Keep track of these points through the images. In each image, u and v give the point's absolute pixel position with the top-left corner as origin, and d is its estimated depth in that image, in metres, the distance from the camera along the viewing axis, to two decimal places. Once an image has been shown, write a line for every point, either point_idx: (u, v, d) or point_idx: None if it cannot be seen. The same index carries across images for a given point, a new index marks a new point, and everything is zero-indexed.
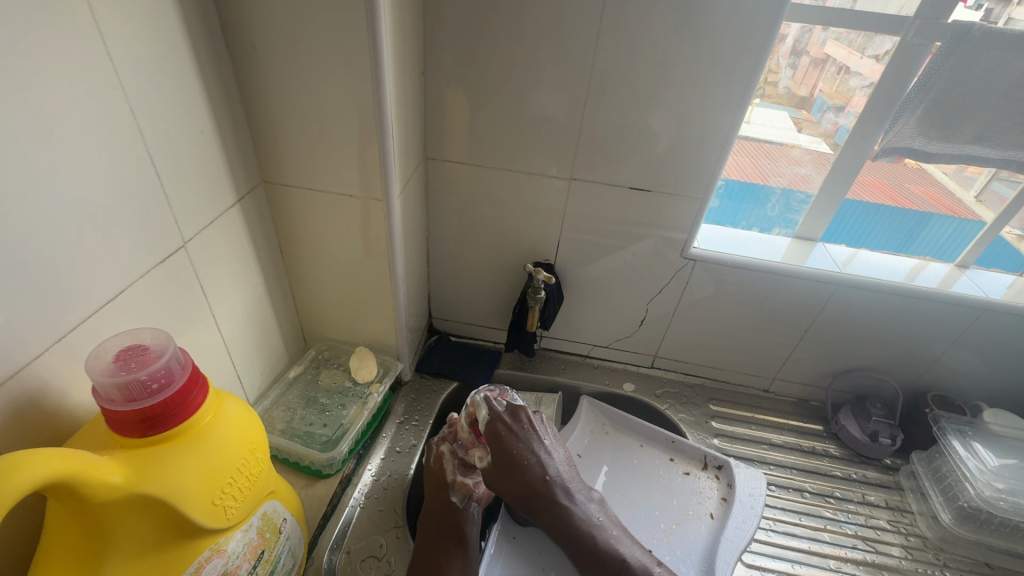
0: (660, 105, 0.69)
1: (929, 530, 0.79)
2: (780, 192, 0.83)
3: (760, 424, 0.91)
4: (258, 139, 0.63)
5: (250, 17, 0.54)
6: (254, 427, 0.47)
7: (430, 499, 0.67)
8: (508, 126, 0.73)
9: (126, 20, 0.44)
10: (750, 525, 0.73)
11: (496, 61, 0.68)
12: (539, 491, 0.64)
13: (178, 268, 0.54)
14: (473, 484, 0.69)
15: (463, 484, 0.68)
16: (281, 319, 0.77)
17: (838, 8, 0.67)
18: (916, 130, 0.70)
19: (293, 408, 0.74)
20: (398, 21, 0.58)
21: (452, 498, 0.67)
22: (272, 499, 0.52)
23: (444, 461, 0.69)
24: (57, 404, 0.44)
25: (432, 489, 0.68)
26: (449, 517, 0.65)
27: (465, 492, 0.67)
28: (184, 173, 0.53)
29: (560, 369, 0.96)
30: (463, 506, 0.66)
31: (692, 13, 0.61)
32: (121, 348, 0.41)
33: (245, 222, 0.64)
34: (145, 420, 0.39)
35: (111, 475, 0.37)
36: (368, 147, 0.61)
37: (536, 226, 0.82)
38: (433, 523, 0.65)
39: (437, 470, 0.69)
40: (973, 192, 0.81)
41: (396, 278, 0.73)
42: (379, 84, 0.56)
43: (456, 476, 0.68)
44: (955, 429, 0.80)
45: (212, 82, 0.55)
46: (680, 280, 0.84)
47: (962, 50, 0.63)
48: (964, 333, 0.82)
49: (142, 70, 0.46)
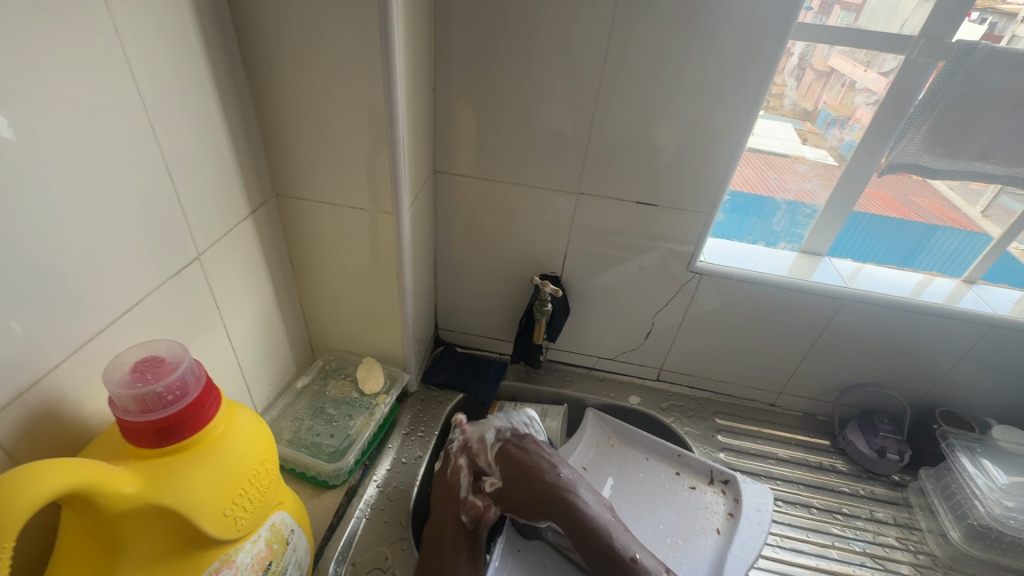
0: (666, 121, 0.69)
1: (938, 548, 0.78)
2: (786, 206, 0.84)
3: (766, 438, 0.91)
4: (271, 153, 0.64)
5: (266, 35, 0.55)
6: (265, 438, 0.48)
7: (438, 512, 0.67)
8: (516, 139, 0.74)
9: (147, 38, 0.45)
10: (757, 541, 0.72)
11: (505, 76, 0.70)
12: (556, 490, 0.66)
13: (192, 279, 0.55)
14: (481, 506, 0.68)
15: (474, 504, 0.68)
16: (290, 329, 0.77)
17: (843, 25, 0.68)
18: (922, 146, 0.71)
19: (301, 418, 0.75)
20: (410, 38, 0.59)
21: (463, 518, 0.66)
22: (280, 510, 0.52)
23: (461, 474, 0.70)
24: (72, 414, 0.45)
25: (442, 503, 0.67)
26: (460, 535, 0.65)
27: (475, 513, 0.67)
28: (199, 186, 0.54)
29: (565, 381, 0.96)
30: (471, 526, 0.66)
31: (698, 32, 0.63)
32: (137, 359, 0.42)
33: (257, 235, 0.65)
34: (159, 430, 0.39)
35: (126, 485, 0.37)
36: (379, 160, 0.62)
37: (543, 239, 0.83)
38: (444, 539, 0.64)
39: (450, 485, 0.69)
40: (980, 207, 0.81)
41: (404, 289, 0.74)
42: (391, 100, 0.57)
43: (469, 494, 0.68)
44: (964, 446, 0.80)
45: (228, 97, 0.56)
46: (686, 293, 0.85)
47: (967, 68, 0.64)
48: (972, 348, 0.82)
49: (161, 86, 0.47)
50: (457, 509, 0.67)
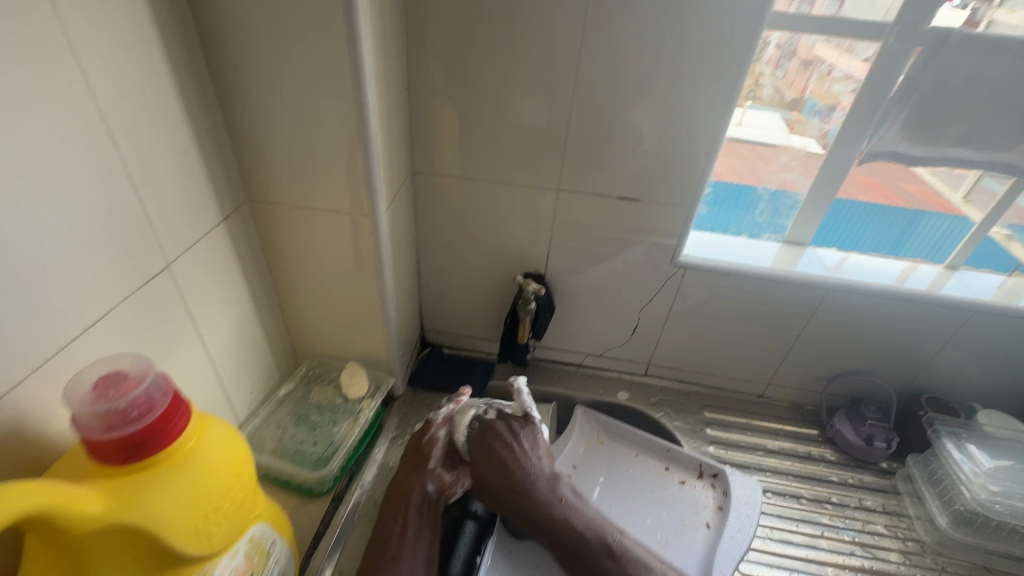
0: (644, 114, 0.69)
1: (926, 534, 0.78)
2: (768, 197, 0.84)
3: (755, 430, 0.91)
4: (243, 158, 0.63)
5: (231, 37, 0.54)
6: (239, 451, 0.46)
7: (407, 478, 0.66)
8: (494, 137, 0.73)
9: (102, 41, 0.43)
10: (746, 535, 0.71)
11: (481, 73, 0.68)
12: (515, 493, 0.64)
13: (161, 290, 0.54)
14: (446, 479, 0.68)
15: (439, 475, 0.68)
16: (271, 336, 0.76)
17: (826, 14, 0.67)
18: (900, 134, 0.70)
19: (284, 426, 0.74)
20: (379, 37, 0.58)
21: (428, 488, 0.66)
22: (260, 522, 0.51)
23: (435, 449, 0.68)
24: (37, 433, 0.44)
25: (406, 472, 0.67)
26: (422, 503, 0.65)
27: (439, 486, 0.67)
28: (165, 194, 0.53)
29: (553, 379, 0.96)
30: (433, 497, 0.66)
31: (673, 23, 0.62)
32: (99, 375, 0.40)
33: (231, 241, 0.64)
34: (125, 447, 0.38)
35: (90, 505, 0.36)
36: (353, 162, 0.61)
37: (524, 236, 0.82)
38: (405, 510, 0.64)
39: (423, 453, 0.68)
40: (962, 192, 0.82)
41: (385, 292, 0.73)
42: (361, 102, 0.56)
43: (438, 466, 0.68)
44: (949, 432, 0.80)
45: (194, 103, 0.55)
46: (672, 286, 0.84)
47: (942, 54, 0.64)
48: (956, 334, 0.82)
49: (119, 93, 0.46)
50: (420, 481, 0.66)
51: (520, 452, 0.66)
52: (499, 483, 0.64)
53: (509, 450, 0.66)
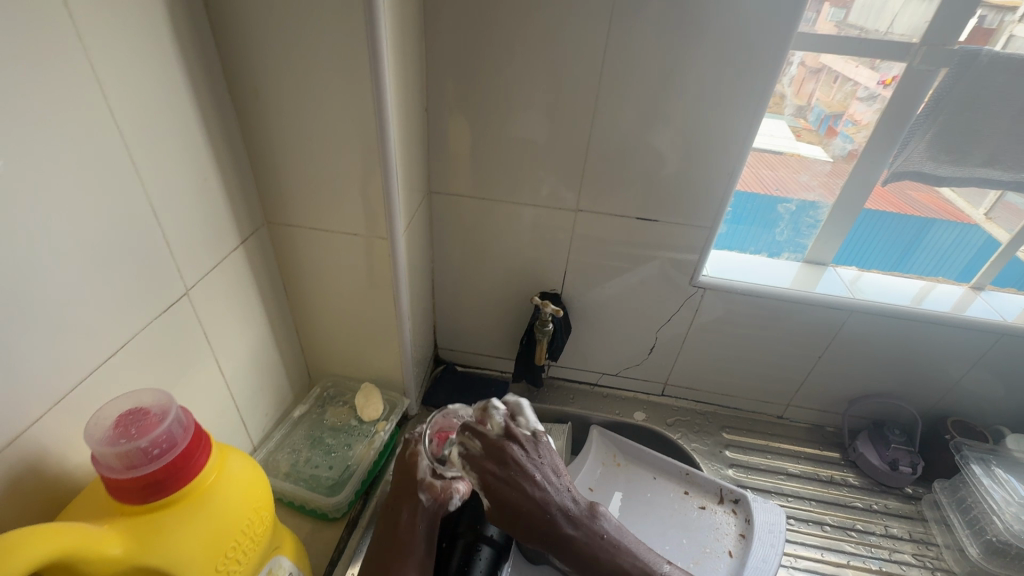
0: (666, 134, 0.68)
1: (957, 564, 0.76)
2: (788, 216, 0.82)
3: (776, 453, 0.89)
4: (261, 180, 0.62)
5: (251, 62, 0.54)
6: (258, 485, 0.45)
7: (399, 491, 0.64)
8: (511, 157, 0.73)
9: (127, 72, 0.43)
10: (771, 564, 0.70)
11: (499, 93, 0.68)
12: (545, 521, 0.57)
13: (180, 317, 0.53)
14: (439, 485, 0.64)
15: (432, 484, 0.63)
16: (286, 356, 0.76)
17: (845, 37, 0.66)
18: (926, 153, 0.69)
19: (298, 450, 0.73)
20: (400, 60, 0.57)
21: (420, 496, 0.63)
22: (279, 554, 0.50)
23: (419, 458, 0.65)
24: (55, 467, 0.43)
25: (399, 484, 0.65)
26: (412, 514, 0.62)
27: (432, 493, 0.63)
28: (185, 220, 0.52)
29: (568, 399, 0.95)
30: (426, 506, 0.62)
31: (695, 45, 0.61)
32: (121, 412, 0.39)
33: (248, 264, 0.64)
34: (146, 486, 0.37)
35: (110, 547, 0.36)
36: (371, 186, 0.60)
37: (541, 256, 0.82)
38: (397, 524, 0.61)
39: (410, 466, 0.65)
40: (984, 209, 0.79)
41: (400, 313, 0.72)
42: (382, 126, 0.56)
43: (428, 474, 0.64)
44: (978, 457, 0.78)
45: (215, 127, 0.55)
46: (690, 306, 0.83)
47: (971, 74, 0.62)
48: (983, 357, 0.80)
49: (142, 122, 0.46)
50: (414, 488, 0.63)
51: (543, 476, 0.59)
52: (528, 512, 0.58)
53: (534, 474, 0.59)
